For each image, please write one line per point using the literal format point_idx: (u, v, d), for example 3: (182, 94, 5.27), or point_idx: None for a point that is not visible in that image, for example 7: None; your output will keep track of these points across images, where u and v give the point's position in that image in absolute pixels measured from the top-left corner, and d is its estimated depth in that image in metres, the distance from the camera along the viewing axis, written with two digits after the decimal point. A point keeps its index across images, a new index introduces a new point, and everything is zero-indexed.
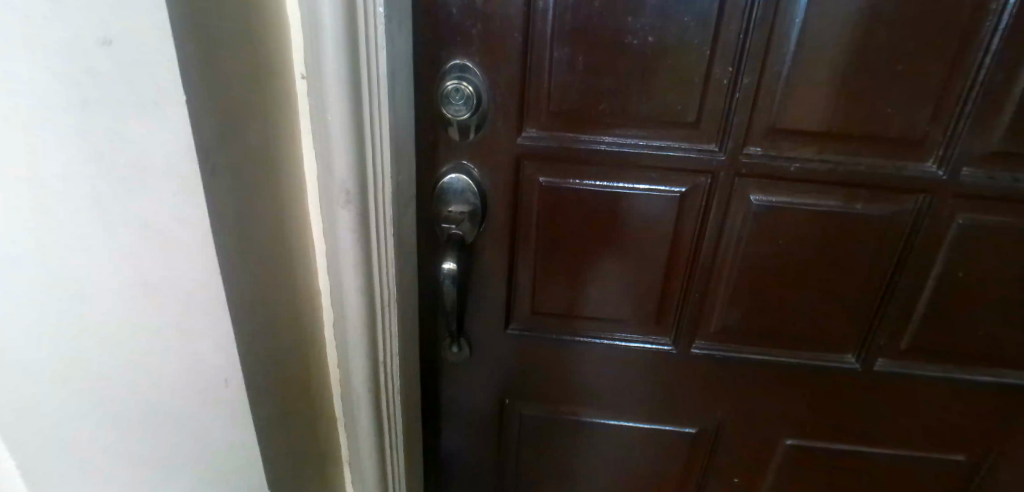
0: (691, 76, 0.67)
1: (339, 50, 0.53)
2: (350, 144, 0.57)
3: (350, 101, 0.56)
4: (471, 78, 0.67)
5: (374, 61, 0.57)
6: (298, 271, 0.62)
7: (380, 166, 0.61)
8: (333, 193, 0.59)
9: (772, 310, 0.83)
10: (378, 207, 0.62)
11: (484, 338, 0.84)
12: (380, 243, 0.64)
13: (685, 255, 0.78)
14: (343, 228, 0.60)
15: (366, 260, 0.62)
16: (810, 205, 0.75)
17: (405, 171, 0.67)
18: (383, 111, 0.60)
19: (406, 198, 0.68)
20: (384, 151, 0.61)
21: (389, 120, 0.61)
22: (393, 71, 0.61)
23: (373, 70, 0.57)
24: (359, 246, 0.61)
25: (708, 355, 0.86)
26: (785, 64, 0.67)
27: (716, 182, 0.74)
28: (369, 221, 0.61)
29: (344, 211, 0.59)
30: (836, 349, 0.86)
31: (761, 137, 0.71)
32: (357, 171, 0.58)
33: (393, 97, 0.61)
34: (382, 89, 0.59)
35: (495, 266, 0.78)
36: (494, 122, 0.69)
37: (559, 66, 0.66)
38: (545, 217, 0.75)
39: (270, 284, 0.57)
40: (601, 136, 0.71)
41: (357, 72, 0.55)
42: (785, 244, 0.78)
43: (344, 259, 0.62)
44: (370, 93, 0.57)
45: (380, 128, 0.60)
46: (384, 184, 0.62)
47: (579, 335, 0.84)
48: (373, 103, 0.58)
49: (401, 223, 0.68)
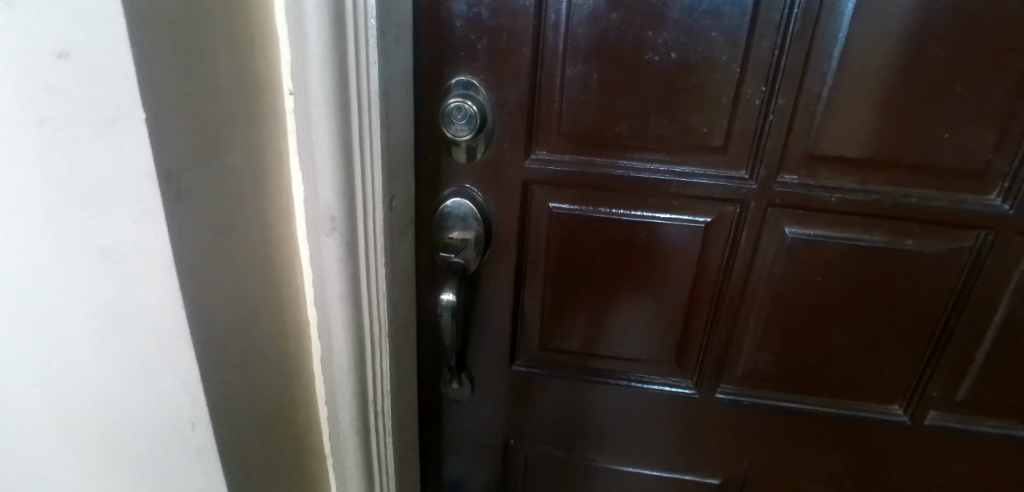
0: (719, 95, 0.61)
1: (325, 67, 0.49)
2: (337, 168, 0.52)
3: (337, 123, 0.51)
4: (476, 96, 0.62)
5: (366, 80, 0.52)
6: (284, 300, 0.57)
7: (372, 192, 0.56)
8: (319, 220, 0.54)
9: (808, 355, 0.74)
10: (369, 235, 0.57)
11: (488, 374, 0.77)
12: (372, 273, 0.59)
13: (711, 292, 0.71)
14: (329, 257, 0.55)
15: (356, 290, 0.58)
16: (853, 239, 0.68)
17: (401, 195, 0.61)
18: (375, 134, 0.55)
19: (404, 223, 0.63)
20: (377, 175, 0.56)
21: (384, 141, 0.56)
22: (390, 89, 0.56)
23: (365, 89, 0.52)
24: (347, 277, 0.56)
25: (734, 400, 0.78)
26: (826, 83, 0.60)
27: (746, 213, 0.66)
28: (359, 250, 0.56)
29: (330, 239, 0.54)
30: (881, 398, 0.77)
31: (798, 163, 0.64)
32: (343, 198, 0.53)
33: (388, 117, 0.56)
34: (375, 109, 0.54)
35: (501, 297, 0.72)
36: (500, 142, 0.64)
37: (573, 83, 0.61)
38: (556, 247, 0.69)
39: (248, 319, 0.52)
40: (618, 160, 0.65)
41: (346, 91, 0.51)
42: (824, 282, 0.70)
43: (330, 291, 0.57)
44: (361, 114, 0.53)
45: (372, 151, 0.55)
46: (375, 211, 0.57)
47: (592, 373, 0.77)
48: (365, 124, 0.53)
49: (397, 250, 0.62)
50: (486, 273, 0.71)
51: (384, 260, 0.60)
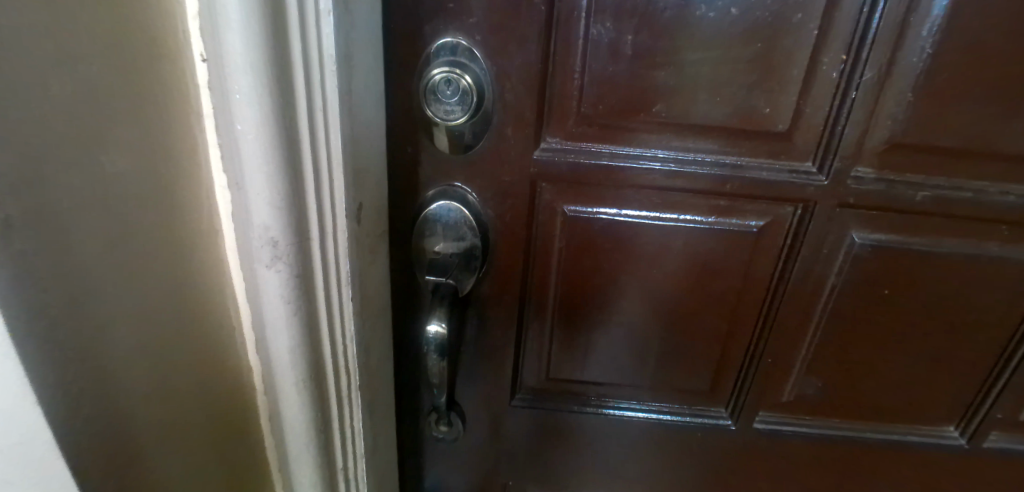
0: (787, 67, 0.47)
1: (250, 21, 0.32)
2: (276, 172, 0.36)
3: (274, 105, 0.34)
4: (468, 64, 0.46)
5: (314, 41, 0.35)
6: (214, 355, 0.41)
7: (329, 203, 0.40)
8: (252, 246, 0.38)
9: (862, 378, 0.63)
10: (327, 260, 0.41)
11: (482, 410, 0.63)
12: (334, 309, 0.43)
13: (757, 310, 0.58)
14: (269, 296, 0.39)
15: (309, 334, 0.42)
16: (930, 245, 0.55)
17: (373, 202, 0.45)
18: (331, 120, 0.38)
19: (376, 240, 0.47)
20: (338, 179, 0.40)
21: (346, 130, 0.40)
22: (352, 55, 0.39)
23: (313, 55, 0.36)
24: (296, 319, 0.41)
25: (774, 431, 0.66)
26: (924, 51, 0.46)
27: (809, 216, 0.53)
28: (313, 282, 0.41)
29: (269, 271, 0.38)
30: (937, 421, 0.66)
31: (877, 153, 0.50)
32: (286, 214, 0.37)
33: (350, 95, 0.40)
34: (330, 84, 0.37)
35: (498, 320, 0.58)
36: (500, 128, 0.48)
37: (598, 49, 0.46)
38: (570, 259, 0.55)
39: (157, 393, 0.36)
40: (652, 150, 0.50)
41: (283, 57, 0.34)
42: (892, 295, 0.58)
43: (274, 339, 0.41)
44: (310, 91, 0.36)
45: (328, 145, 0.39)
46: (335, 228, 0.41)
47: (608, 404, 0.64)
48: (315, 107, 0.37)
49: (367, 274, 0.46)
50: (482, 293, 0.56)
51: (350, 292, 0.44)
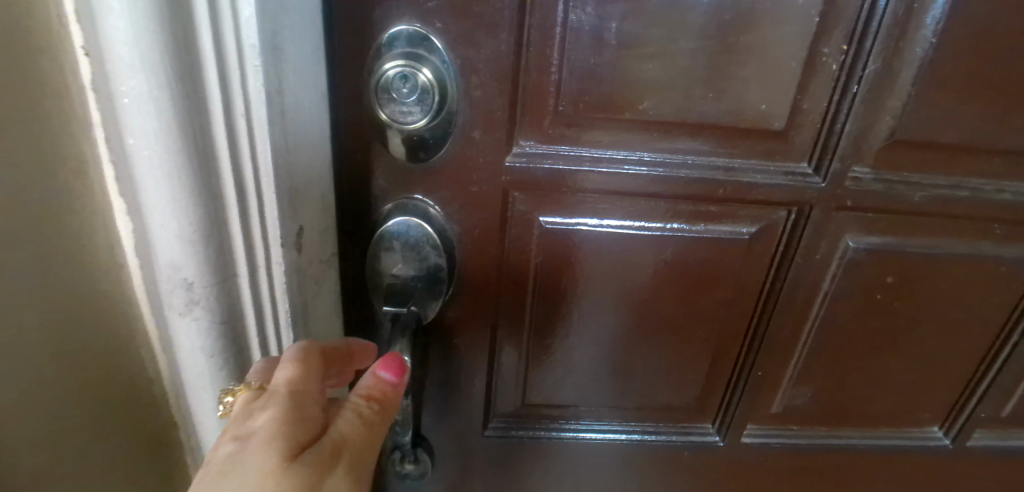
0: (786, 58, 0.42)
1: (138, 30, 0.27)
2: (185, 208, 0.31)
3: (178, 130, 0.29)
4: (427, 56, 0.39)
5: (230, 39, 0.29)
6: (123, 380, 0.38)
7: (259, 235, 0.35)
8: (162, 286, 0.34)
9: (852, 385, 0.60)
10: (260, 298, 0.36)
11: (452, 441, 0.57)
12: (272, 352, 0.39)
13: (746, 322, 0.54)
14: (186, 342, 0.35)
15: (240, 380, 0.38)
16: (926, 246, 0.52)
17: (317, 226, 0.38)
18: (258, 133, 0.32)
19: (321, 265, 0.40)
20: (271, 205, 0.34)
21: (276, 147, 0.33)
22: (284, 44, 0.31)
23: (230, 57, 0.30)
24: (221, 367, 0.37)
25: (764, 444, 0.62)
26: (929, 39, 0.42)
27: (804, 220, 0.49)
28: (241, 322, 0.36)
29: (182, 317, 0.34)
30: (923, 421, 0.64)
31: (876, 151, 0.46)
32: (199, 255, 0.33)
33: (283, 95, 0.32)
34: (255, 87, 0.31)
35: (467, 344, 0.51)
36: (465, 131, 0.42)
37: (577, 38, 0.39)
38: (548, 276, 0.49)
39: (50, 414, 0.35)
40: (639, 152, 0.45)
41: (187, 70, 0.29)
42: (886, 300, 0.54)
43: (195, 381, 0.37)
44: (227, 104, 0.30)
45: (255, 165, 0.33)
46: (269, 262, 0.36)
47: (591, 429, 0.58)
48: (235, 122, 0.31)
49: (310, 309, 0.40)
50: (449, 317, 0.50)
51: (292, 335, 0.39)
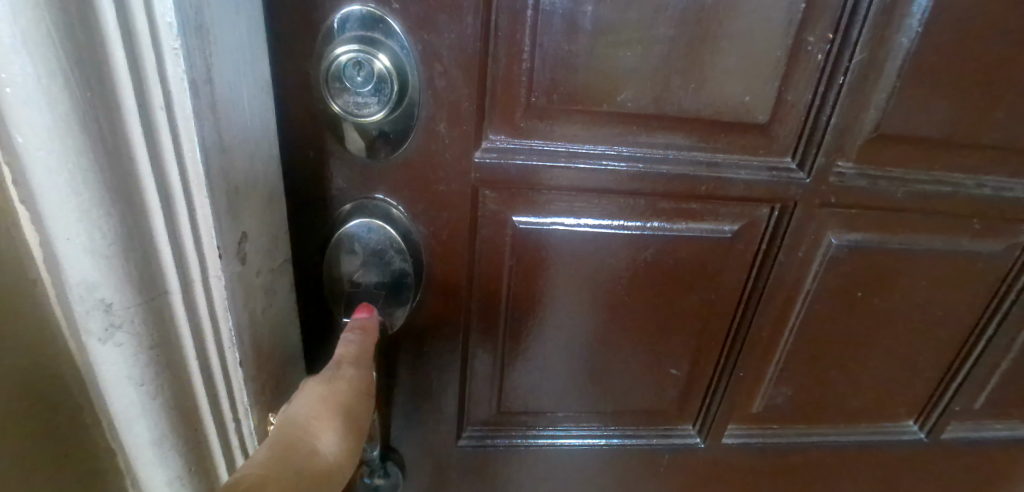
0: (769, 48, 0.40)
1: (24, 13, 0.23)
2: (98, 219, 0.28)
3: (81, 129, 0.26)
4: (383, 41, 0.35)
5: (140, 20, 0.25)
6: (43, 406, 0.33)
7: (191, 246, 0.31)
8: (75, 305, 0.30)
9: (831, 383, 0.58)
10: (197, 317, 0.33)
11: (423, 453, 0.54)
12: (216, 374, 0.35)
13: (728, 323, 0.52)
14: (109, 372, 0.31)
15: (179, 411, 0.35)
16: (907, 242, 0.51)
17: (263, 233, 0.35)
18: (183, 127, 0.28)
19: (270, 272, 0.37)
20: (203, 211, 0.30)
21: (206, 142, 0.29)
22: (212, 27, 0.28)
23: (142, 43, 0.26)
24: (155, 397, 0.33)
25: (744, 444, 0.60)
26: (915, 28, 0.40)
27: (788, 217, 0.47)
28: (173, 341, 0.33)
29: (101, 345, 0.31)
30: (899, 415, 0.62)
31: (860, 145, 0.44)
32: (117, 273, 0.29)
33: (213, 84, 0.29)
34: (176, 75, 0.27)
35: (434, 352, 0.48)
36: (429, 124, 0.38)
37: (550, 23, 0.36)
38: (521, 278, 0.46)
39: None
40: (616, 147, 0.42)
41: (88, 59, 0.25)
42: (865, 297, 0.53)
43: (122, 409, 0.33)
44: (142, 98, 0.27)
45: (181, 166, 0.29)
46: (206, 276, 0.32)
47: (568, 435, 0.56)
48: (154, 118, 0.27)
49: (257, 325, 0.36)
50: (417, 325, 0.46)
51: (238, 355, 0.35)
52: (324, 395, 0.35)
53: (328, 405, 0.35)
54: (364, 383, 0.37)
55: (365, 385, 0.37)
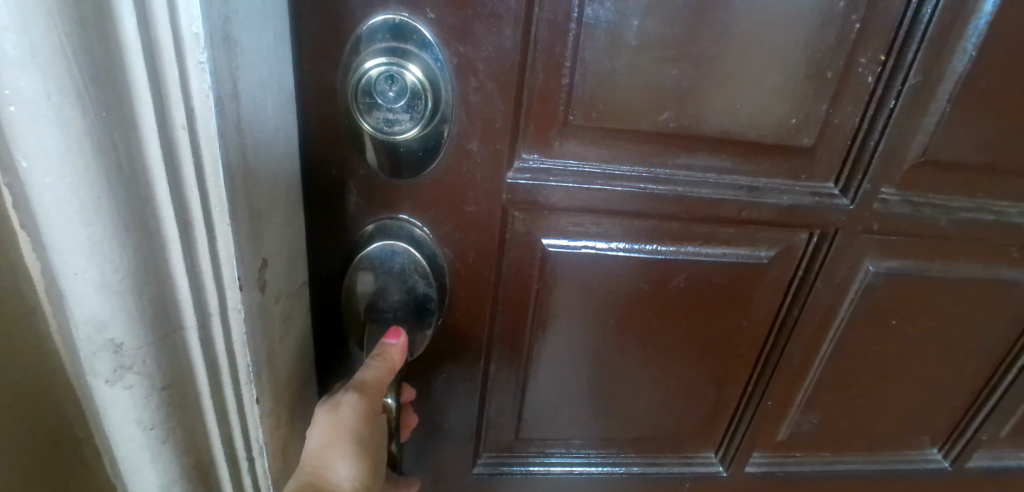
0: (820, 68, 0.38)
1: (34, 25, 0.20)
2: (111, 251, 0.25)
3: (94, 153, 0.23)
4: (415, 53, 0.32)
5: (163, 31, 0.23)
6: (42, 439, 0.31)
7: (210, 277, 0.29)
8: (81, 348, 0.27)
9: (858, 412, 0.56)
10: (214, 352, 0.31)
11: (436, 479, 0.52)
12: (230, 409, 0.33)
13: (758, 350, 0.50)
14: (116, 414, 0.29)
15: (190, 452, 0.32)
16: (945, 271, 0.48)
17: (280, 256, 0.33)
18: (205, 149, 0.26)
19: (285, 295, 0.35)
20: (224, 239, 0.28)
21: (227, 165, 0.27)
22: (238, 38, 0.26)
23: (166, 56, 0.23)
24: (165, 437, 0.31)
25: (766, 473, 0.58)
26: (970, 52, 0.38)
27: (827, 244, 0.45)
28: (189, 376, 0.30)
29: (110, 387, 0.28)
30: (922, 444, 0.60)
31: (906, 172, 0.42)
32: (130, 308, 0.27)
33: (238, 100, 0.26)
34: (201, 92, 0.24)
35: (451, 377, 0.46)
36: (458, 140, 0.36)
37: (592, 38, 0.34)
38: (546, 302, 0.44)
39: None
40: (654, 169, 0.40)
41: (104, 76, 0.22)
42: (900, 326, 0.51)
43: (130, 454, 0.30)
44: (162, 118, 0.24)
45: (202, 190, 0.26)
46: (225, 309, 0.30)
47: (586, 462, 0.54)
48: (175, 139, 0.25)
49: (275, 356, 0.34)
50: (436, 350, 0.44)
51: (256, 393, 0.33)
52: (331, 426, 0.35)
53: (332, 436, 0.35)
54: (369, 405, 0.36)
55: (372, 403, 0.36)
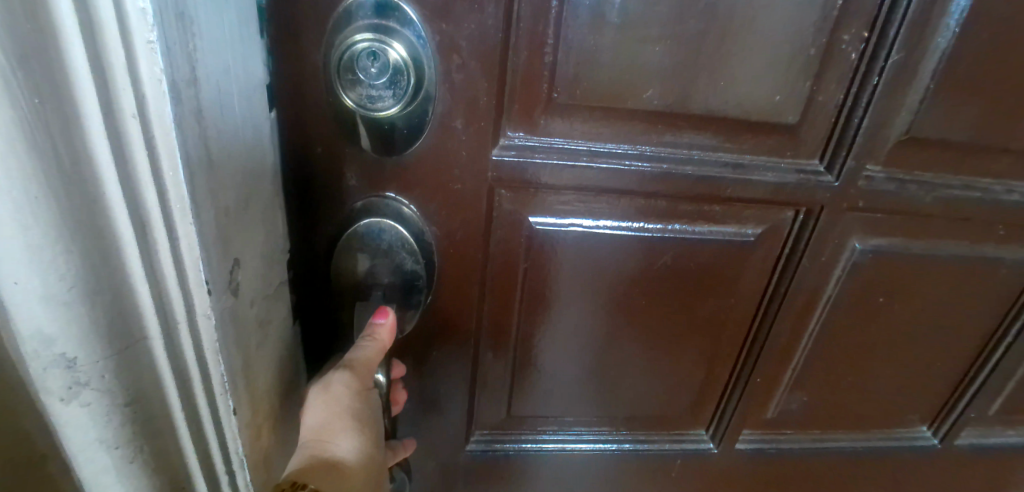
0: (802, 46, 0.38)
1: None
2: (55, 260, 0.23)
3: (28, 150, 0.21)
4: (398, 30, 0.33)
5: (104, 5, 0.20)
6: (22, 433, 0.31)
7: (174, 282, 0.27)
8: (28, 365, 0.25)
9: (847, 390, 0.57)
10: (182, 358, 0.29)
11: (430, 456, 0.53)
12: (204, 414, 0.32)
13: (745, 328, 0.51)
14: (74, 431, 0.27)
15: (160, 464, 0.31)
16: (932, 249, 0.49)
17: (256, 257, 0.34)
18: (161, 139, 0.24)
19: (261, 288, 0.35)
20: (187, 240, 0.27)
21: (184, 155, 0.25)
22: (194, 15, 0.25)
23: (110, 37, 0.21)
24: (132, 451, 0.29)
25: (757, 450, 0.59)
26: (953, 28, 0.39)
27: (813, 222, 0.45)
28: (155, 386, 0.29)
29: (65, 405, 0.26)
30: (911, 421, 0.61)
31: (891, 149, 0.43)
32: (81, 323, 0.25)
33: (197, 87, 0.26)
34: (152, 75, 0.23)
35: (442, 355, 0.46)
36: (443, 119, 0.36)
37: (575, 16, 0.34)
38: (535, 280, 0.44)
39: None
40: (639, 146, 0.40)
41: (34, 63, 0.20)
42: (887, 303, 0.51)
43: (92, 470, 0.28)
44: (109, 106, 0.22)
45: (159, 184, 0.25)
46: (192, 311, 0.29)
47: (578, 440, 0.55)
48: (123, 129, 0.23)
49: (251, 358, 0.34)
50: (426, 328, 0.45)
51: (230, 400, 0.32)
52: (325, 407, 0.36)
53: (331, 416, 0.36)
54: (360, 384, 0.37)
55: (363, 384, 0.37)
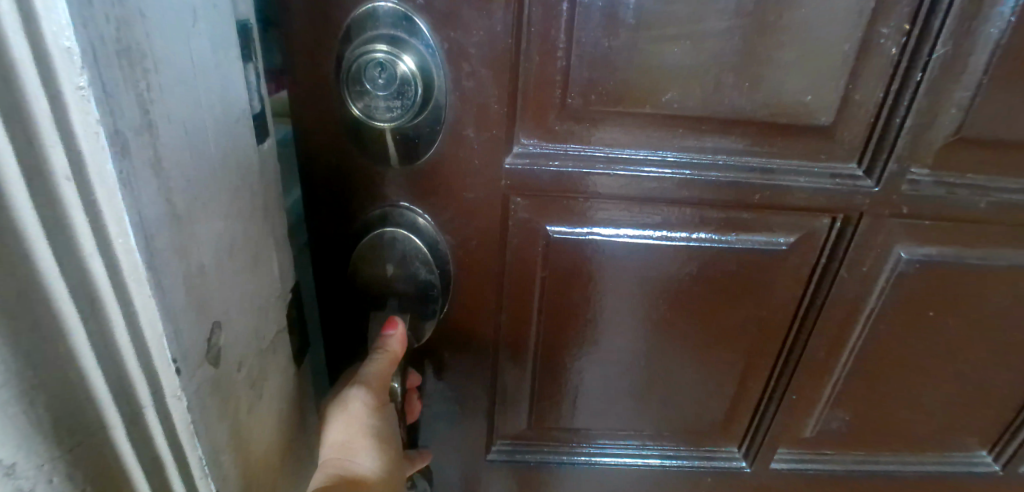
0: (834, 43, 0.35)
1: None
2: None
3: None
4: (407, 40, 0.33)
5: (25, 53, 0.18)
6: None
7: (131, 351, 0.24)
8: None
9: (894, 409, 0.53)
10: (150, 436, 0.27)
11: (451, 466, 0.52)
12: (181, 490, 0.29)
13: (780, 342, 0.48)
14: None
15: None
16: (989, 258, 0.45)
17: (238, 311, 0.32)
18: (105, 199, 0.22)
19: (255, 327, 0.34)
20: (147, 312, 0.24)
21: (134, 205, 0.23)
22: (146, 52, 0.23)
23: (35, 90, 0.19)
24: None
25: (795, 470, 0.56)
26: (1008, 16, 0.35)
27: (852, 229, 0.43)
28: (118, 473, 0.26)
29: None
30: (969, 444, 0.56)
31: (938, 150, 0.40)
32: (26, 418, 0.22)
33: (153, 131, 0.24)
34: (88, 128, 0.20)
35: (461, 364, 0.46)
36: (455, 125, 0.36)
37: (588, 18, 0.33)
38: (554, 291, 0.43)
39: None
40: (660, 152, 0.39)
41: None
42: (938, 318, 0.48)
43: None
44: (42, 170, 0.20)
45: (106, 247, 0.22)
46: (155, 379, 0.26)
47: (603, 453, 0.53)
48: (59, 193, 0.20)
49: (234, 414, 0.32)
50: (444, 337, 0.44)
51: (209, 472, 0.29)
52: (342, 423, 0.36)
53: (350, 431, 0.36)
54: (376, 398, 0.37)
55: (379, 399, 0.37)
